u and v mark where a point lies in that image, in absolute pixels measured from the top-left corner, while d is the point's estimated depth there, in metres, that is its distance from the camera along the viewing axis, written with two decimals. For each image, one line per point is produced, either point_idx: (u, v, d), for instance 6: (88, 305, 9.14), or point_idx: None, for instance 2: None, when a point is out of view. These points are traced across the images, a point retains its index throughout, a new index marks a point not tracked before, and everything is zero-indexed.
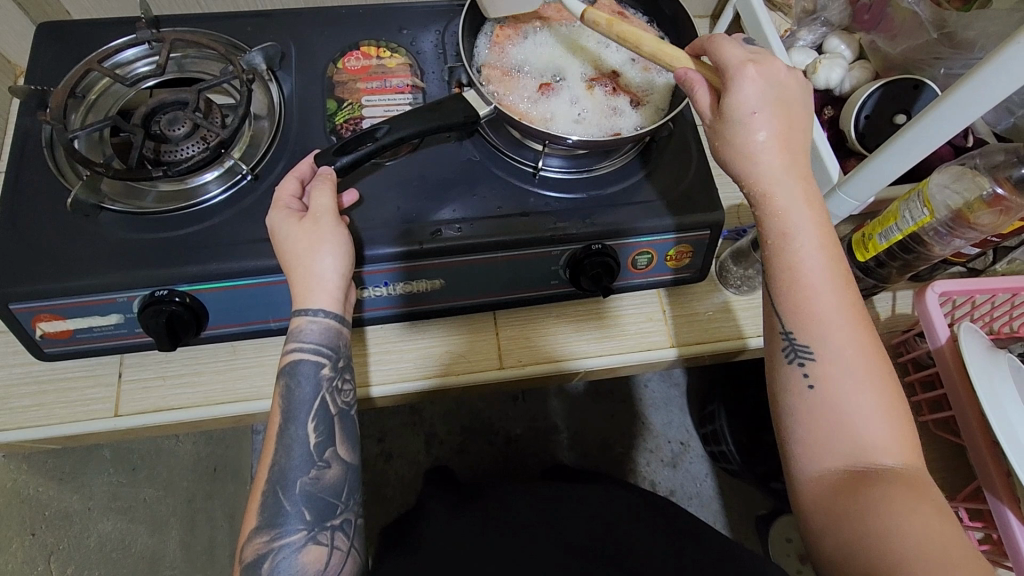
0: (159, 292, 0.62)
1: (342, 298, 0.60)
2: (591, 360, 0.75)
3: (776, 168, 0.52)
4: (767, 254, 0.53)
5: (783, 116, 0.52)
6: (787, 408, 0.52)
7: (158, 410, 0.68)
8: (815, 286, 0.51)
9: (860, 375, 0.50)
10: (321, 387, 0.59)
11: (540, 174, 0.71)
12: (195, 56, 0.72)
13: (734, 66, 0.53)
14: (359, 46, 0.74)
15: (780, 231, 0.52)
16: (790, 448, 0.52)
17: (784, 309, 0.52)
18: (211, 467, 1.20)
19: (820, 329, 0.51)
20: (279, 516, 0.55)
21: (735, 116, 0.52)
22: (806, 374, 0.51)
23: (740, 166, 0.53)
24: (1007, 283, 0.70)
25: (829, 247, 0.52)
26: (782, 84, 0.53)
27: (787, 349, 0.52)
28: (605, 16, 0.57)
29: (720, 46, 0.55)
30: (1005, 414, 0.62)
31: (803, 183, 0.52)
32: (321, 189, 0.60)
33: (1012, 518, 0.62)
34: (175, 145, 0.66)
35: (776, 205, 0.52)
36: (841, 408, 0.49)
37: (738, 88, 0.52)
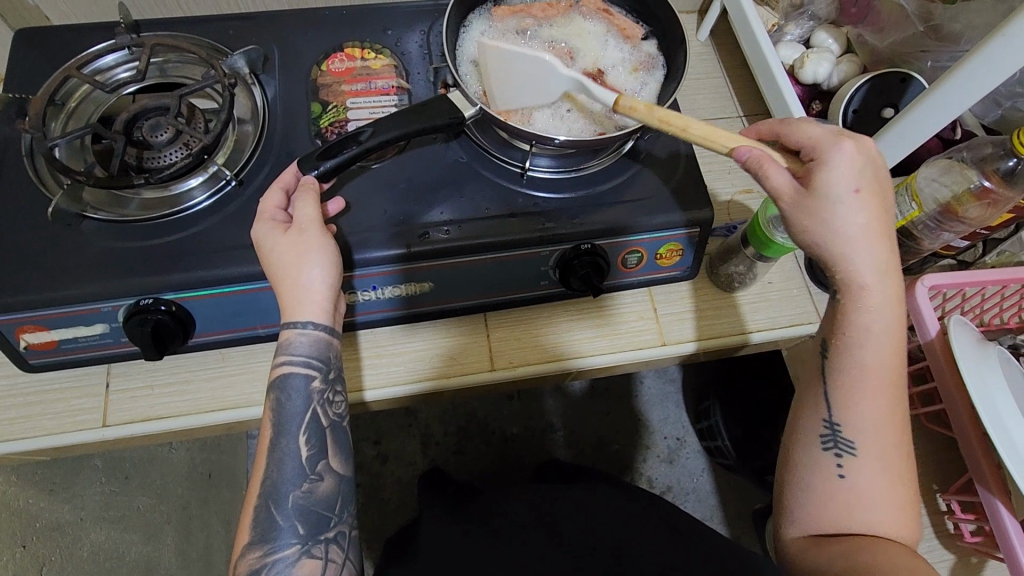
0: (143, 301, 0.61)
1: (331, 309, 0.60)
2: (584, 361, 0.75)
3: (873, 267, 0.51)
4: (838, 345, 0.53)
5: (881, 210, 0.51)
6: (805, 482, 0.54)
7: (147, 419, 0.67)
8: (872, 386, 0.52)
9: (887, 471, 0.53)
10: (311, 400, 0.58)
11: (527, 174, 0.71)
12: (176, 60, 0.71)
13: (828, 143, 0.51)
14: (343, 47, 0.73)
15: (857, 328, 0.52)
16: (794, 510, 0.54)
17: (834, 397, 0.53)
18: (207, 473, 1.19)
19: (863, 424, 0.52)
20: (272, 530, 0.55)
21: (830, 197, 0.49)
22: (840, 462, 0.53)
23: (824, 255, 0.51)
24: (996, 275, 0.70)
25: (895, 353, 0.52)
26: (879, 171, 0.51)
27: (828, 437, 0.54)
28: (642, 102, 0.55)
29: (806, 124, 0.52)
30: (994, 408, 0.62)
31: (890, 283, 0.51)
32: (305, 199, 0.59)
33: (1003, 511, 0.62)
34: (157, 151, 0.65)
35: (863, 303, 0.51)
36: (864, 495, 0.52)
37: (841, 171, 0.49)
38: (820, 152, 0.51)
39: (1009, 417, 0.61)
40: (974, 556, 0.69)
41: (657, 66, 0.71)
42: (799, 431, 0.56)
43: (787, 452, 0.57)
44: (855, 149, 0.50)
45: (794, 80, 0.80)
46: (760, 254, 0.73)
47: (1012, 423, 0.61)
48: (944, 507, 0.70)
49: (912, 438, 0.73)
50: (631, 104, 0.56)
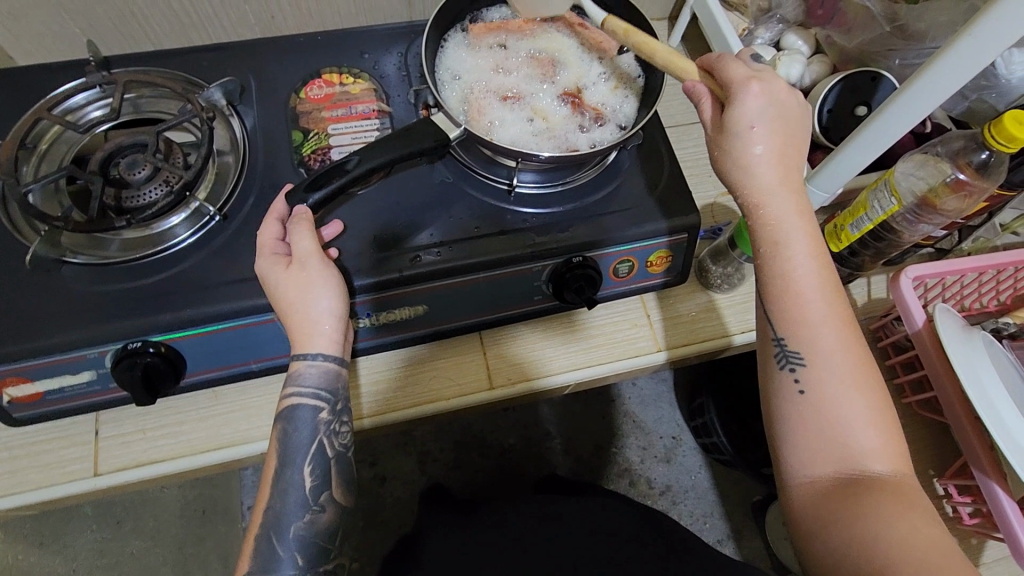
0: (132, 345, 0.60)
1: (341, 339, 0.59)
2: (580, 372, 0.75)
3: (768, 181, 0.53)
4: (760, 265, 0.54)
5: (780, 131, 0.53)
6: (779, 416, 0.53)
7: (140, 464, 0.66)
8: (806, 295, 0.52)
9: (848, 379, 0.51)
10: (317, 432, 0.57)
11: (514, 191, 0.71)
12: (150, 95, 0.69)
13: (737, 81, 0.53)
14: (321, 73, 0.73)
15: (773, 241, 0.53)
16: (782, 452, 0.53)
17: (773, 319, 0.53)
18: (201, 509, 1.14)
19: (810, 337, 0.52)
20: (273, 562, 0.54)
21: (733, 127, 0.53)
22: (795, 378, 0.52)
23: (734, 180, 0.54)
24: (975, 263, 0.72)
25: (819, 260, 0.53)
26: (781, 99, 0.53)
27: (780, 356, 0.53)
28: (621, 25, 0.60)
29: (725, 62, 0.55)
30: (987, 392, 0.63)
31: (795, 196, 0.53)
32: (301, 231, 0.58)
33: (1000, 491, 0.63)
34: (136, 190, 0.64)
35: (765, 217, 0.53)
36: (832, 410, 0.50)
37: (739, 100, 0.52)
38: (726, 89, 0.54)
39: (1000, 400, 0.63)
40: (974, 537, 0.70)
41: (637, 80, 0.71)
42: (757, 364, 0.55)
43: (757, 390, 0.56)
44: (756, 81, 0.53)
45: None
46: (748, 256, 0.74)
47: (1003, 405, 0.63)
48: (941, 491, 0.71)
49: (907, 426, 0.75)
50: (614, 19, 0.60)
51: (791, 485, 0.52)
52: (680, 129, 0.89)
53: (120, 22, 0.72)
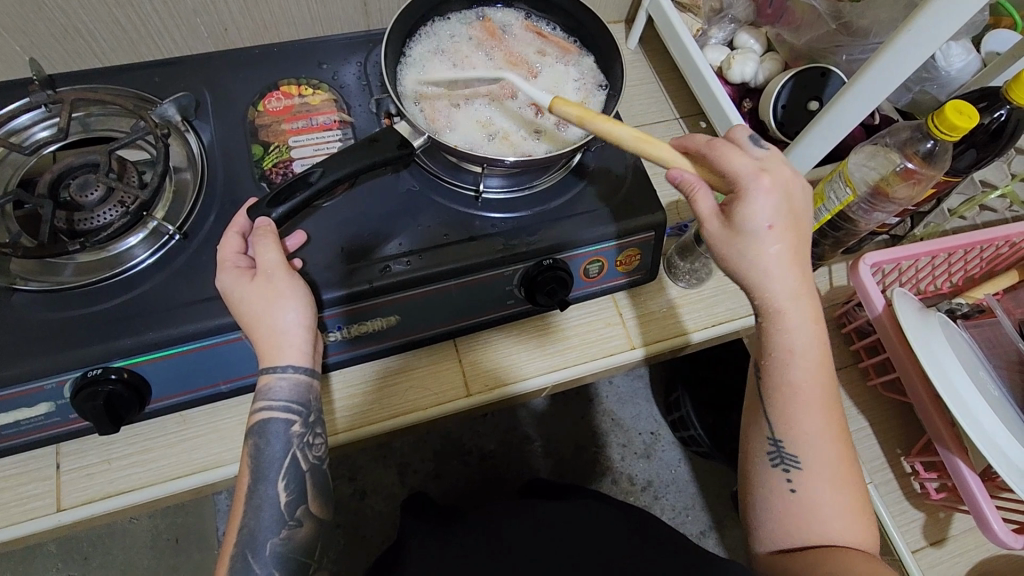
0: (92, 372, 0.57)
1: (311, 350, 0.58)
2: (555, 375, 0.75)
3: (787, 290, 0.52)
4: (769, 365, 0.54)
5: (796, 233, 0.52)
6: (764, 501, 0.56)
7: (106, 496, 0.63)
8: (809, 402, 0.54)
9: (838, 483, 0.54)
10: (290, 445, 0.56)
11: (481, 196, 0.71)
12: (100, 113, 0.67)
13: (747, 176, 0.51)
14: (279, 86, 0.72)
15: (783, 349, 0.53)
16: (761, 528, 0.56)
17: (774, 418, 0.55)
18: (175, 537, 1.13)
19: (807, 438, 0.54)
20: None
21: (749, 231, 0.51)
22: (788, 478, 0.55)
23: (755, 280, 0.52)
24: (927, 248, 0.75)
25: (824, 369, 0.54)
26: (794, 199, 0.52)
27: (774, 454, 0.55)
28: (576, 112, 0.56)
29: (730, 153, 0.52)
30: (945, 369, 0.66)
31: (809, 302, 0.53)
32: (266, 243, 0.56)
33: (964, 467, 0.65)
34: (89, 212, 0.61)
35: (781, 324, 0.53)
36: (818, 512, 0.54)
37: (756, 204, 0.50)
38: (736, 185, 0.52)
39: (957, 377, 0.65)
40: (942, 511, 0.73)
41: (601, 85, 0.72)
42: (749, 452, 0.57)
43: (744, 470, 0.58)
44: (771, 182, 0.51)
45: (723, 81, 0.84)
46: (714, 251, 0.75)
47: (959, 380, 0.65)
48: (910, 469, 0.74)
49: (873, 408, 0.77)
50: (566, 103, 0.57)
51: (760, 551, 0.56)
52: (643, 128, 0.90)
53: (65, 39, 0.69)
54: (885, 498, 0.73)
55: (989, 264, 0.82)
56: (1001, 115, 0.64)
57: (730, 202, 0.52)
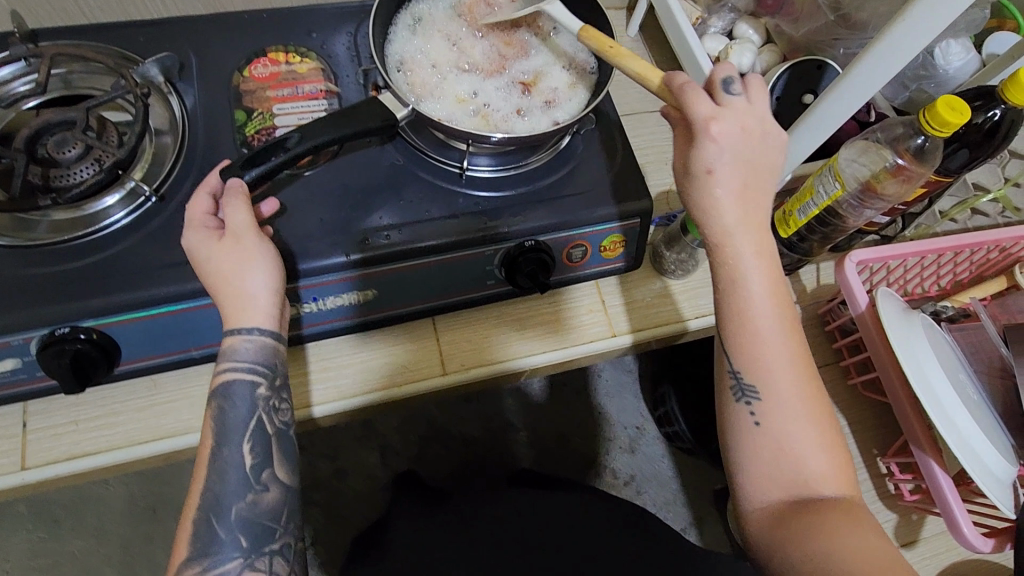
0: (59, 330, 0.57)
1: (278, 314, 0.57)
2: (536, 358, 0.75)
3: (729, 223, 0.52)
4: (720, 301, 0.54)
5: (740, 173, 0.52)
6: (735, 442, 0.55)
7: (72, 457, 0.63)
8: (764, 332, 0.53)
9: (800, 414, 0.53)
10: (255, 407, 0.56)
11: (465, 173, 0.70)
12: (83, 71, 0.66)
13: (697, 121, 0.51)
14: (266, 52, 0.70)
15: (729, 281, 0.53)
16: (739, 477, 0.54)
17: (732, 353, 0.54)
18: (151, 507, 1.13)
19: (765, 370, 0.53)
20: (213, 544, 0.52)
21: (693, 173, 0.52)
22: (752, 412, 0.53)
23: (698, 218, 0.53)
24: (916, 248, 0.74)
25: (776, 296, 0.53)
26: (742, 135, 0.51)
27: (736, 390, 0.54)
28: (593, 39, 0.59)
29: (689, 96, 0.52)
30: (921, 367, 0.65)
31: (755, 234, 0.53)
32: (236, 204, 0.55)
33: (936, 468, 0.65)
34: (66, 168, 0.61)
35: (725, 255, 0.52)
36: (785, 447, 0.52)
37: (699, 149, 0.51)
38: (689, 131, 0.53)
39: (932, 376, 0.65)
40: (914, 514, 0.73)
41: (590, 68, 0.71)
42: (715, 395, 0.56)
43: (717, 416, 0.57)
44: (717, 128, 0.51)
45: (720, 71, 0.82)
46: (699, 241, 0.74)
47: (934, 376, 0.65)
48: (885, 470, 0.73)
49: (853, 409, 0.76)
50: (590, 33, 0.59)
51: (745, 504, 0.54)
52: (637, 116, 0.89)
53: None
54: None
55: (978, 269, 0.82)
56: (995, 114, 0.63)
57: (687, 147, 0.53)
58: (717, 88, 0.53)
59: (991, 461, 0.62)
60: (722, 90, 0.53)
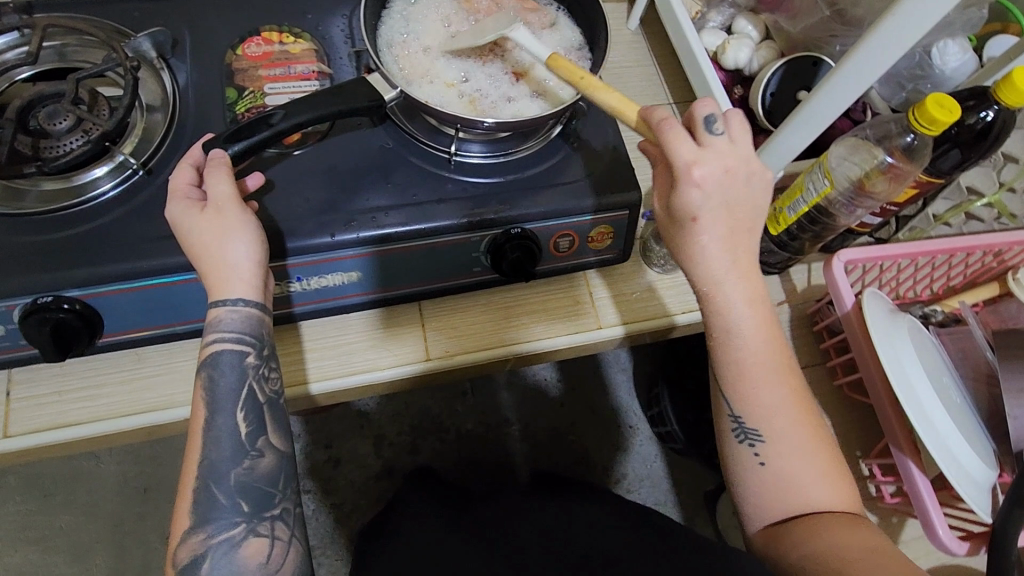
0: (42, 299, 0.57)
1: (262, 285, 0.57)
2: (542, 342, 0.75)
3: (717, 271, 0.54)
4: (715, 348, 0.56)
5: (725, 219, 0.52)
6: (739, 478, 0.58)
7: (55, 427, 0.63)
8: (760, 374, 0.55)
9: (799, 446, 0.56)
10: (245, 376, 0.56)
11: (454, 158, 0.70)
12: (76, 44, 0.66)
13: (680, 167, 0.51)
14: (260, 31, 0.70)
15: (723, 329, 0.55)
16: (746, 508, 0.58)
17: (730, 397, 0.57)
18: (141, 486, 1.14)
19: (762, 410, 0.56)
20: (213, 510, 0.52)
21: (679, 219, 0.53)
22: (755, 451, 0.56)
23: (688, 267, 0.55)
24: (907, 249, 0.74)
25: (768, 341, 0.56)
26: (728, 181, 0.51)
27: (737, 431, 0.57)
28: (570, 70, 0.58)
29: (670, 137, 0.51)
30: (905, 368, 0.64)
31: (745, 278, 0.54)
32: (218, 175, 0.56)
33: (915, 471, 0.64)
34: (56, 140, 0.61)
35: (717, 306, 0.54)
36: (789, 483, 0.55)
37: (683, 195, 0.51)
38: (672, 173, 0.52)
39: (916, 376, 0.64)
40: (895, 516, 0.72)
41: (584, 59, 0.70)
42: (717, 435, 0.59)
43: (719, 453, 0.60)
44: (700, 172, 0.50)
45: (717, 66, 0.82)
46: None
47: (916, 375, 0.64)
48: (866, 471, 0.73)
49: (839, 409, 0.76)
50: (559, 62, 0.59)
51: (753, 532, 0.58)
52: (634, 110, 0.89)
53: None
54: None
55: (973, 276, 0.81)
56: (987, 115, 0.63)
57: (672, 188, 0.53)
58: (699, 124, 0.52)
59: (969, 465, 0.62)
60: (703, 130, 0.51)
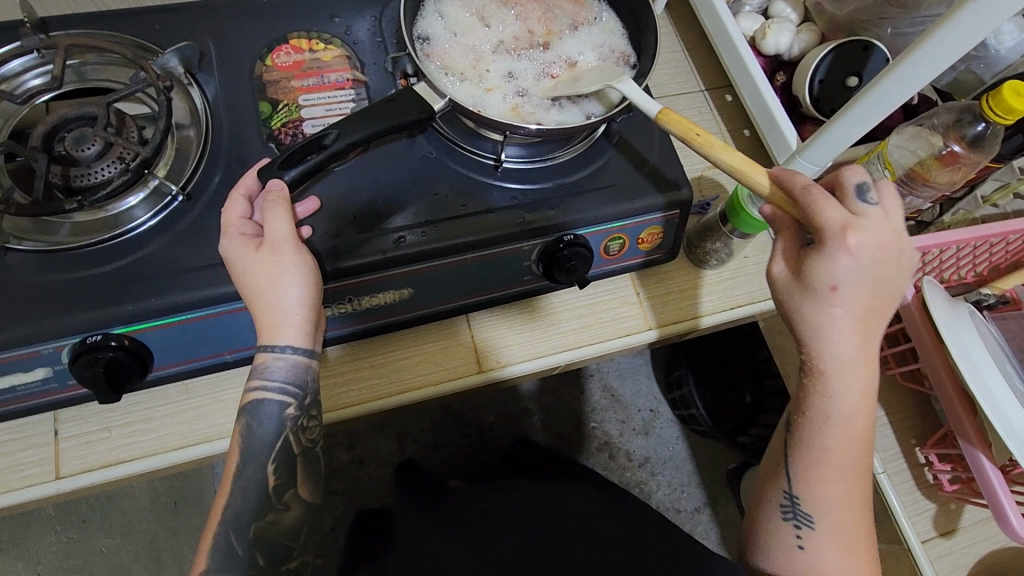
0: (91, 338, 0.55)
1: (313, 330, 0.55)
2: (518, 366, 0.72)
3: (842, 358, 0.49)
4: (801, 426, 0.53)
5: (865, 301, 0.49)
6: (769, 543, 0.57)
7: (106, 465, 0.61)
8: (832, 470, 0.53)
9: (846, 543, 0.54)
10: (283, 428, 0.55)
11: (501, 166, 0.67)
12: (96, 62, 0.62)
13: (831, 230, 0.48)
14: (288, 39, 0.67)
15: (819, 418, 0.52)
16: (762, 561, 0.57)
17: (795, 474, 0.54)
18: (173, 503, 1.12)
19: (824, 502, 0.54)
20: (230, 561, 0.52)
21: (811, 287, 0.49)
22: (798, 534, 0.55)
23: (804, 339, 0.50)
24: (958, 237, 0.73)
25: (861, 443, 0.52)
26: (878, 260, 0.48)
27: (789, 510, 0.55)
28: (684, 127, 0.56)
29: (820, 201, 0.49)
30: (974, 362, 0.63)
31: (863, 378, 0.50)
32: (276, 212, 0.53)
33: (984, 461, 0.63)
34: (87, 167, 0.58)
35: (824, 389, 0.51)
36: (825, 570, 0.54)
37: (829, 261, 0.48)
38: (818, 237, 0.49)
39: (986, 370, 0.63)
40: (953, 503, 0.72)
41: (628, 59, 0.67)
42: (764, 502, 0.57)
43: (755, 518, 0.59)
44: (855, 241, 0.47)
45: (756, 52, 0.80)
46: (739, 231, 0.72)
47: (986, 369, 0.63)
48: (923, 459, 0.73)
49: (889, 399, 0.75)
50: (671, 118, 0.57)
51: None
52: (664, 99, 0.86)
53: None
54: (897, 489, 0.72)
55: (1015, 255, 0.80)
56: None
57: (808, 252, 0.49)
58: (851, 192, 0.50)
59: None
60: (858, 199, 0.49)
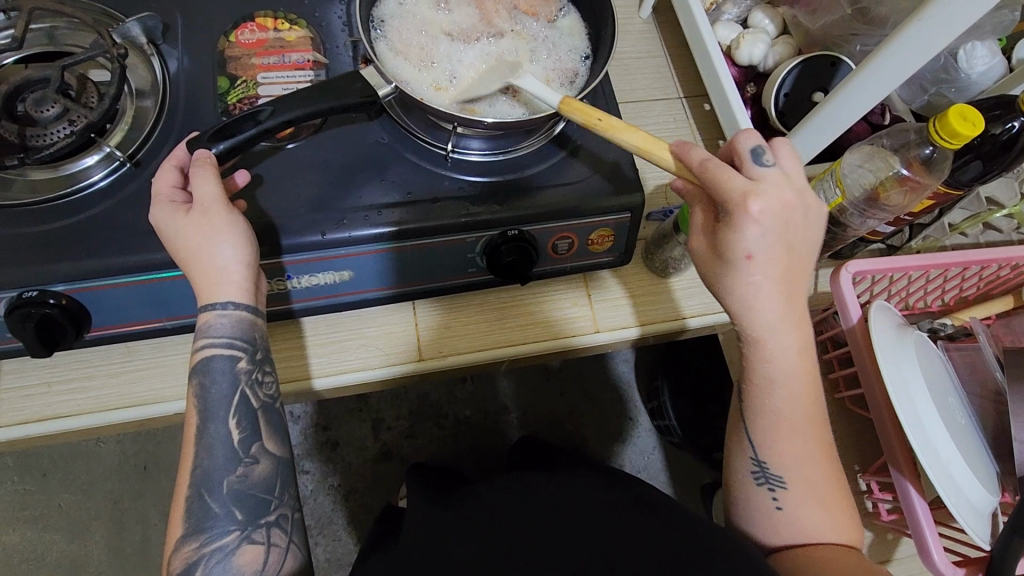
0: (28, 294, 0.56)
1: (253, 288, 0.56)
2: (591, 338, 0.75)
3: (768, 318, 0.51)
4: (749, 390, 0.54)
5: (783, 260, 0.50)
6: (749, 512, 0.56)
7: (44, 419, 0.63)
8: (786, 428, 0.53)
9: (817, 491, 0.54)
10: (238, 382, 0.55)
11: (452, 156, 0.67)
12: (65, 27, 0.64)
13: (734, 202, 0.49)
14: (254, 17, 0.68)
15: (764, 378, 0.53)
16: (751, 530, 0.57)
17: (754, 439, 0.55)
18: (140, 467, 1.15)
19: (784, 460, 0.54)
20: (208, 518, 0.52)
21: (731, 258, 0.50)
22: (773, 496, 0.55)
23: (734, 307, 0.52)
24: (919, 260, 0.70)
25: (806, 395, 0.53)
26: (785, 217, 0.49)
27: (759, 475, 0.55)
28: (579, 116, 0.55)
29: (717, 175, 0.50)
30: (905, 387, 0.62)
31: (795, 330, 0.52)
32: (203, 175, 0.54)
33: (913, 493, 0.62)
34: (44, 128, 0.59)
35: (763, 352, 0.52)
36: (805, 528, 0.54)
37: (738, 232, 0.49)
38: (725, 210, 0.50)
39: (917, 395, 0.61)
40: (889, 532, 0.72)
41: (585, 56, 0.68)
42: (733, 472, 0.57)
43: (730, 486, 0.58)
44: (758, 207, 0.48)
45: (730, 62, 0.79)
46: None
47: (919, 396, 0.61)
48: (864, 487, 0.70)
49: (837, 422, 0.74)
50: (571, 106, 0.55)
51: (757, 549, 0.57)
52: (638, 104, 0.86)
53: None
54: None
55: (985, 287, 0.78)
56: (1014, 126, 0.61)
57: (720, 226, 0.51)
58: (746, 158, 0.51)
59: (968, 488, 0.60)
60: (753, 164, 0.51)
